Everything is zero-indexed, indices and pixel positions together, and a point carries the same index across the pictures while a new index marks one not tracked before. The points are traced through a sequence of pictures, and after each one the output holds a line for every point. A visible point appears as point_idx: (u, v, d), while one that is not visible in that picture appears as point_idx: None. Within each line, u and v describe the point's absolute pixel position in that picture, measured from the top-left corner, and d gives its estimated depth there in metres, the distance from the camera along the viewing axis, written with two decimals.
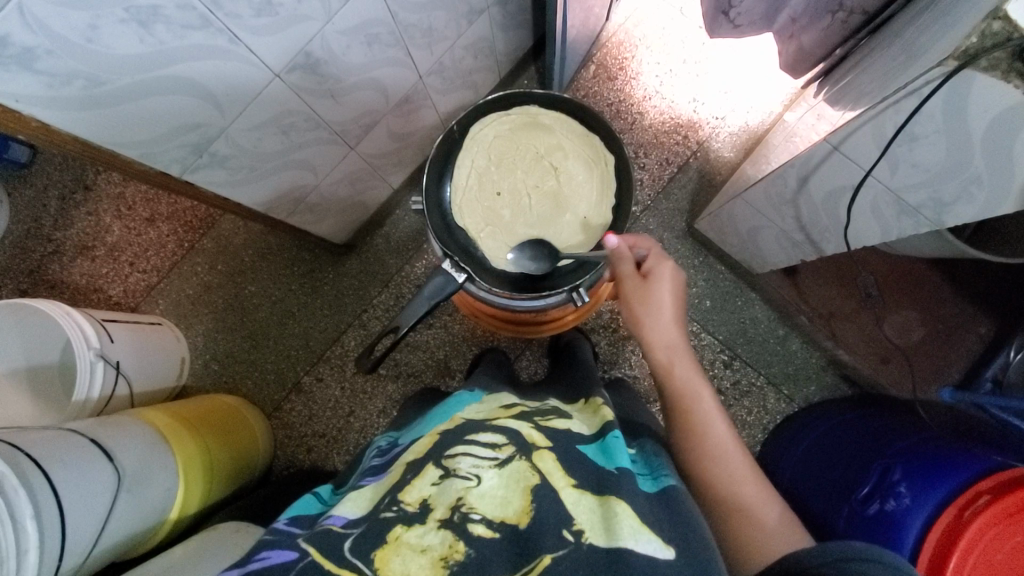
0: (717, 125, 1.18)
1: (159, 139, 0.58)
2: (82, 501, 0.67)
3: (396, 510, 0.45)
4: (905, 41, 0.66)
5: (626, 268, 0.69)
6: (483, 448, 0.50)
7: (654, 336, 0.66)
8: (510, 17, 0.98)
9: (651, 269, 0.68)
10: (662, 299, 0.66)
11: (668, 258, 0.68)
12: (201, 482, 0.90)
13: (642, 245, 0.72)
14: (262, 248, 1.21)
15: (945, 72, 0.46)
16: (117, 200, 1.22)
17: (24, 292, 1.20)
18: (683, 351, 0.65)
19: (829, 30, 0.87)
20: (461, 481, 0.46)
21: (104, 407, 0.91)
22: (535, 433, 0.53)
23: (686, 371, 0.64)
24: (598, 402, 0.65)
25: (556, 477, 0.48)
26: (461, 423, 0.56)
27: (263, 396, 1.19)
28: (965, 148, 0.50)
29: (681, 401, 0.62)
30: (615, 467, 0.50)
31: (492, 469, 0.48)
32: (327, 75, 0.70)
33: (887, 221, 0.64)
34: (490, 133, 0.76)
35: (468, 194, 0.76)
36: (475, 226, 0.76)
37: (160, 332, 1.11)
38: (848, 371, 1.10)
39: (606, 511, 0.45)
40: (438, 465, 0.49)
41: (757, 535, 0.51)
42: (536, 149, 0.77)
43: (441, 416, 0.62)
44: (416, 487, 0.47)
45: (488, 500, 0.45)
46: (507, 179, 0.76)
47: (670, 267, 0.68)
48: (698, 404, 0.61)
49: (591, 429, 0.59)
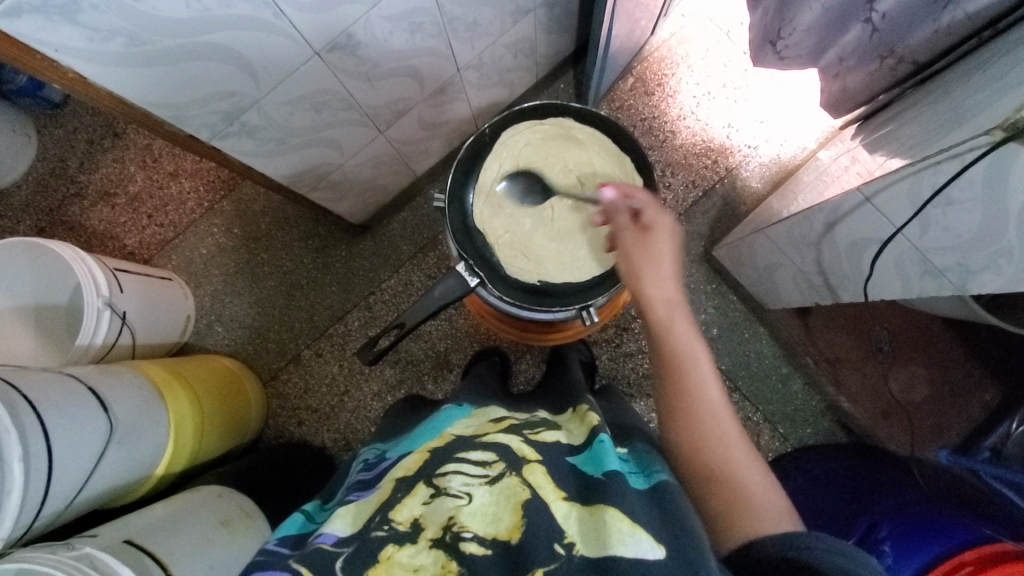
0: (749, 154, 1.16)
1: (192, 104, 0.58)
2: (73, 447, 0.68)
3: (387, 528, 0.45)
4: (953, 100, 0.65)
5: (622, 218, 0.66)
6: (473, 465, 0.50)
7: (650, 285, 0.61)
8: (556, 21, 0.98)
9: (651, 222, 0.65)
10: (665, 250, 0.63)
11: (666, 210, 0.67)
12: (191, 441, 0.91)
13: (638, 196, 0.68)
14: (280, 217, 1.22)
15: (992, 141, 0.46)
16: (144, 152, 1.23)
17: (41, 230, 1.21)
18: (682, 306, 0.62)
19: (877, 74, 0.85)
20: (453, 500, 0.46)
21: (105, 356, 0.92)
22: (525, 446, 0.53)
23: (683, 327, 0.60)
24: (585, 409, 0.65)
25: (547, 491, 0.47)
26: (451, 440, 0.56)
27: (260, 363, 1.19)
28: (1000, 219, 0.49)
29: (674, 358, 0.58)
30: (603, 472, 0.49)
31: (483, 486, 0.48)
32: (365, 59, 0.69)
33: (909, 277, 0.62)
34: (521, 141, 0.76)
35: (493, 201, 0.76)
36: (495, 231, 0.75)
37: (169, 287, 1.12)
38: (845, 419, 1.06)
39: (597, 521, 0.44)
40: (428, 483, 0.49)
41: (747, 498, 0.49)
42: (567, 162, 0.76)
43: (431, 431, 0.63)
44: (406, 505, 0.47)
45: (479, 519, 0.45)
46: (533, 190, 0.76)
47: (668, 221, 0.65)
48: (695, 357, 0.58)
49: (578, 438, 0.58)
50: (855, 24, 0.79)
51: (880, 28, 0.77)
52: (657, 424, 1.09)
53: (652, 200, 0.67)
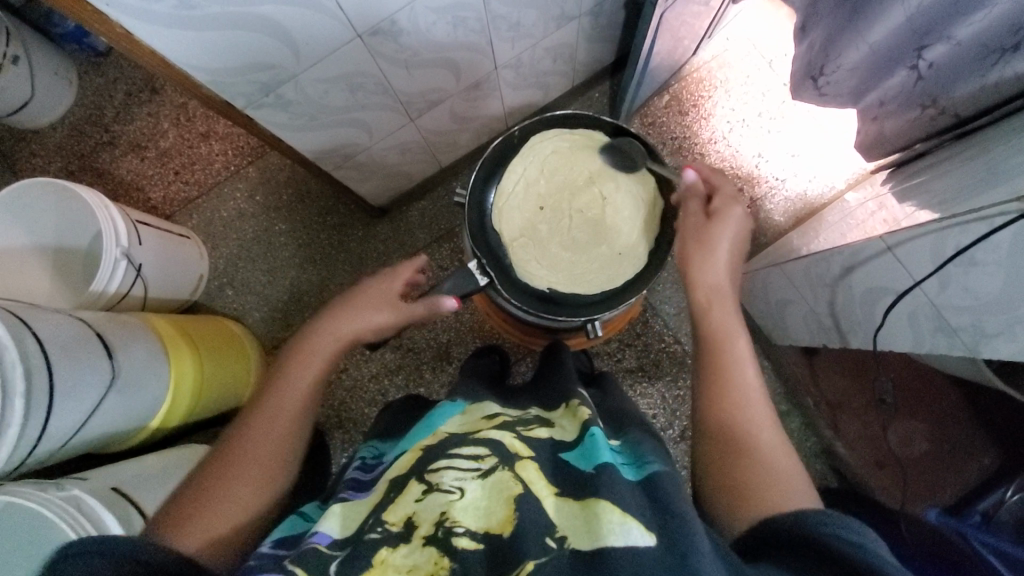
0: (775, 186, 1.15)
1: (231, 72, 0.59)
2: (75, 390, 0.69)
3: (382, 531, 0.44)
4: (990, 159, 0.64)
5: (694, 204, 0.68)
6: (465, 460, 0.49)
7: (707, 275, 0.64)
8: (599, 30, 0.97)
9: (717, 210, 0.66)
10: (724, 240, 0.64)
11: (739, 199, 0.67)
12: (189, 398, 0.92)
13: (715, 181, 0.69)
14: (302, 190, 1.23)
15: (1023, 208, 0.45)
16: (179, 110, 1.25)
17: (71, 173, 1.24)
18: (730, 297, 0.64)
19: (915, 123, 0.84)
20: (445, 495, 0.45)
21: (117, 304, 0.94)
22: (517, 441, 0.53)
23: (727, 318, 0.62)
24: (575, 403, 0.64)
25: (539, 487, 0.47)
26: (444, 437, 0.55)
27: (266, 332, 1.21)
28: (1022, 288, 0.47)
29: (717, 343, 0.61)
30: (593, 466, 0.49)
31: (475, 481, 0.47)
32: (406, 46, 0.70)
33: (922, 335, 0.60)
34: (548, 147, 0.76)
35: (512, 203, 0.76)
36: (510, 234, 0.76)
37: (186, 245, 1.14)
38: (839, 465, 1.09)
39: (589, 514, 0.43)
40: (421, 481, 0.48)
41: (759, 475, 0.51)
42: (590, 174, 0.76)
43: (425, 430, 0.62)
44: (398, 505, 0.46)
45: (470, 514, 0.44)
46: (553, 196, 0.76)
47: (738, 211, 0.66)
48: (735, 344, 0.61)
49: (571, 432, 0.57)
50: (900, 70, 0.78)
51: (925, 76, 0.76)
52: None
53: (728, 187, 0.68)
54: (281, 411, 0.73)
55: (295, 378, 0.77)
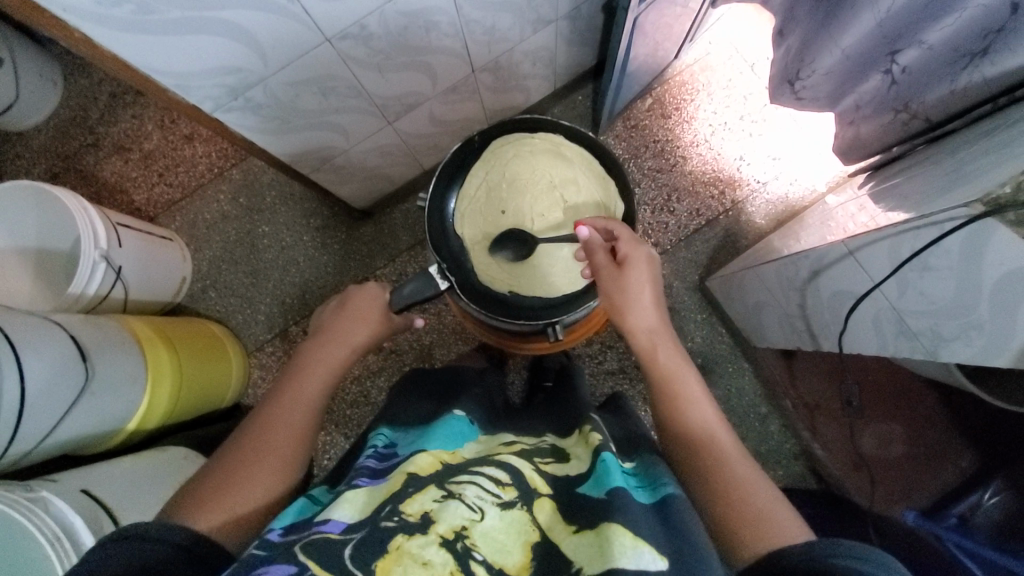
0: (757, 189, 1.16)
1: (199, 76, 0.59)
2: (47, 392, 0.69)
3: (396, 519, 0.41)
4: (957, 163, 0.64)
5: (601, 256, 0.68)
6: (488, 482, 0.47)
7: (636, 319, 0.65)
8: (578, 34, 0.98)
9: (627, 256, 0.67)
10: (639, 284, 0.66)
11: (641, 243, 0.69)
12: (167, 402, 0.92)
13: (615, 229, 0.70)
14: (286, 193, 1.23)
15: (970, 214, 0.44)
16: (163, 112, 1.25)
17: (55, 175, 1.24)
18: (666, 336, 0.65)
19: (889, 127, 0.85)
20: (467, 510, 0.43)
21: (95, 306, 0.94)
22: (537, 477, 0.52)
23: (668, 353, 0.64)
24: (587, 430, 0.62)
25: (556, 529, 0.46)
26: (461, 464, 0.53)
27: (248, 333, 1.21)
28: (974, 293, 0.47)
29: (661, 378, 0.62)
30: (604, 491, 0.48)
31: (495, 507, 0.45)
32: (378, 50, 0.70)
33: (886, 338, 0.61)
34: (509, 152, 0.77)
35: (476, 208, 0.77)
36: (471, 237, 0.77)
37: (168, 247, 1.14)
38: (819, 467, 1.07)
39: (602, 538, 0.42)
40: (441, 486, 0.46)
41: (744, 510, 0.48)
42: (552, 178, 0.76)
43: (442, 437, 0.58)
44: (416, 500, 0.43)
45: (489, 539, 0.42)
46: (515, 200, 0.77)
47: (643, 251, 0.68)
48: (680, 375, 0.62)
49: (585, 460, 0.55)
50: (874, 74, 0.79)
51: (898, 81, 0.77)
52: None
53: (627, 231, 0.70)
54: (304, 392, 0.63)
55: (317, 360, 0.66)
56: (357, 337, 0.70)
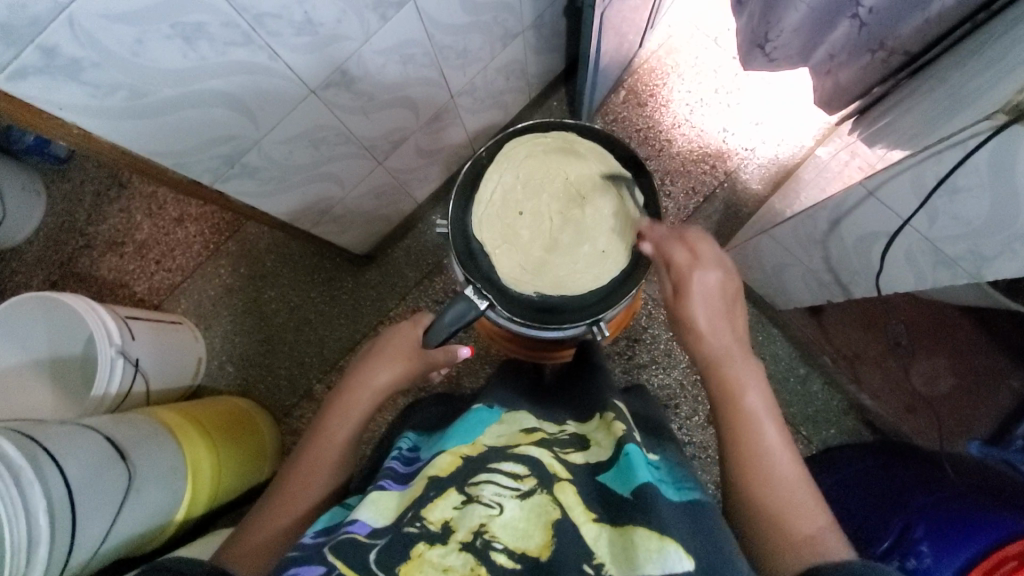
0: (747, 156, 1.16)
1: (195, 150, 0.59)
2: (93, 496, 0.67)
3: (418, 525, 0.40)
4: (949, 87, 0.65)
5: (664, 278, 0.66)
6: (506, 477, 0.45)
7: (704, 344, 0.62)
8: (545, 42, 0.99)
9: (699, 260, 0.63)
10: (697, 309, 0.62)
11: (705, 259, 0.63)
12: (209, 483, 0.90)
13: (688, 234, 0.66)
14: (285, 254, 1.23)
15: (994, 125, 0.44)
16: (149, 199, 1.25)
17: (54, 283, 1.23)
18: (737, 350, 0.61)
19: (869, 68, 0.86)
20: (484, 509, 0.41)
21: (121, 403, 0.92)
22: (557, 463, 0.50)
23: (738, 371, 0.59)
24: (610, 417, 0.59)
25: (576, 513, 0.44)
26: (484, 450, 0.51)
27: (275, 400, 1.20)
28: (1010, 207, 0.47)
29: (726, 394, 0.58)
30: (630, 491, 0.45)
31: (515, 499, 0.43)
32: (360, 93, 0.71)
33: (922, 269, 0.61)
34: (524, 152, 0.76)
35: (491, 213, 0.75)
36: (490, 241, 0.75)
37: (179, 330, 1.12)
38: (871, 418, 1.09)
39: (626, 541, 0.41)
40: (460, 489, 0.44)
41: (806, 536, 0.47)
42: (570, 175, 0.76)
43: (461, 432, 0.56)
44: (438, 506, 0.42)
45: (510, 531, 0.41)
46: (532, 200, 0.75)
47: (716, 259, 0.64)
48: (746, 397, 0.57)
49: (606, 450, 0.53)
50: (842, 20, 0.79)
51: (868, 22, 0.78)
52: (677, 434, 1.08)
53: (700, 236, 0.66)
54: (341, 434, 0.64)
55: (343, 404, 0.66)
56: (381, 379, 0.68)
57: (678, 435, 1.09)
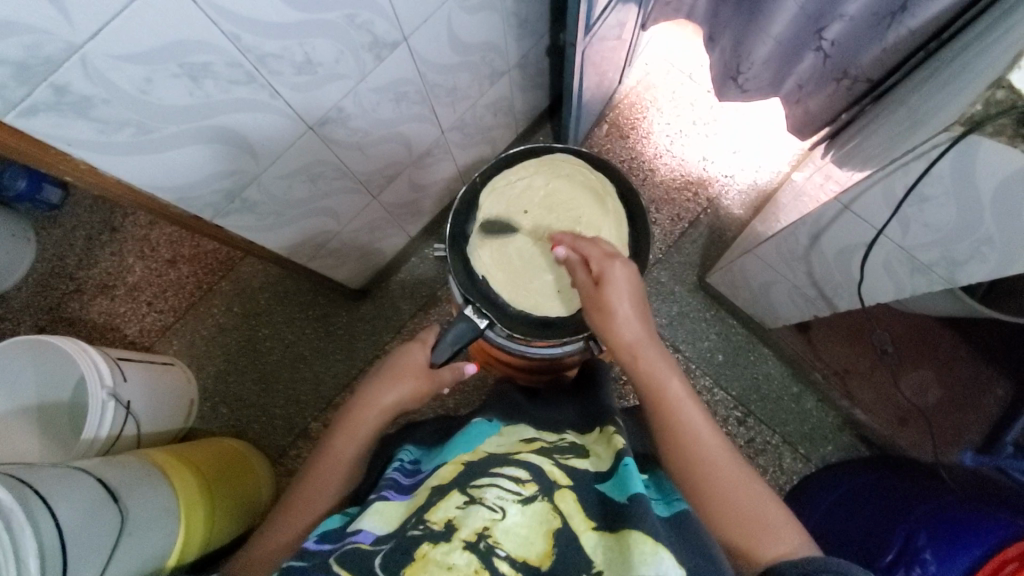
0: (727, 183, 1.21)
1: (197, 185, 0.61)
2: (84, 539, 0.65)
3: (422, 527, 0.41)
4: (908, 108, 0.69)
5: (581, 275, 0.66)
6: (508, 480, 0.45)
7: (619, 332, 0.61)
8: (529, 80, 1.04)
9: (602, 270, 0.64)
10: (615, 307, 0.61)
11: (616, 256, 0.65)
12: (204, 527, 0.88)
13: (586, 247, 0.67)
14: (279, 292, 1.24)
15: (952, 136, 0.46)
16: (142, 242, 1.26)
17: (42, 329, 1.22)
18: (650, 340, 0.61)
19: (835, 96, 0.92)
20: (488, 511, 0.42)
21: (112, 446, 0.90)
22: (557, 469, 0.50)
23: (655, 361, 0.59)
24: (611, 431, 0.59)
25: (577, 521, 0.44)
26: (485, 456, 0.51)
27: (269, 440, 1.18)
28: (976, 210, 0.50)
29: (650, 387, 0.58)
30: (626, 496, 0.45)
31: (517, 504, 0.43)
32: (355, 129, 0.74)
33: (900, 278, 0.64)
34: (558, 169, 0.78)
35: (488, 229, 0.77)
36: (485, 222, 0.77)
37: (172, 372, 1.12)
38: (865, 432, 1.07)
39: (621, 545, 0.41)
40: (463, 491, 0.44)
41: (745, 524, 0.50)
42: (573, 222, 0.77)
43: (463, 445, 0.57)
44: (441, 507, 0.43)
45: (513, 537, 0.41)
46: (540, 212, 0.77)
47: (619, 264, 0.64)
48: (669, 385, 0.58)
49: (602, 463, 0.53)
50: (807, 53, 0.86)
51: (831, 54, 0.84)
52: None
53: (600, 248, 0.66)
54: (344, 456, 0.62)
55: (347, 424, 0.64)
56: (388, 399, 0.66)
57: None
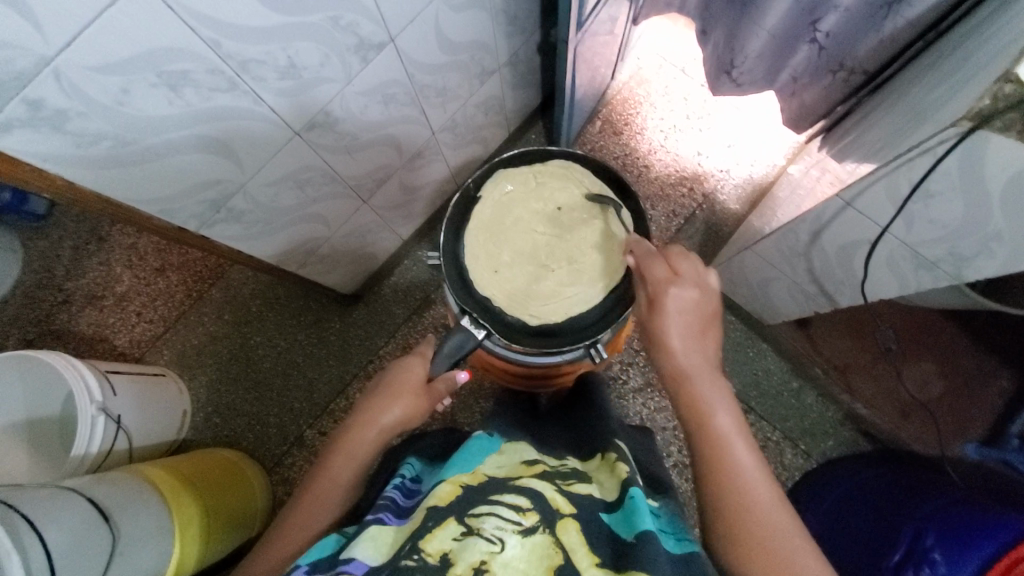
0: (722, 177, 1.20)
1: (179, 196, 0.58)
2: (74, 565, 0.63)
3: (417, 559, 0.39)
4: (907, 101, 0.68)
5: (640, 293, 0.64)
6: (507, 509, 0.44)
7: (673, 359, 0.59)
8: (521, 78, 1.02)
9: (655, 294, 0.62)
10: (670, 328, 0.60)
11: (681, 277, 0.62)
12: (199, 542, 0.86)
13: (648, 263, 0.64)
14: (270, 297, 1.22)
15: (960, 131, 0.45)
16: (129, 251, 1.24)
17: (29, 342, 1.19)
18: (708, 373, 0.58)
19: (831, 88, 0.90)
20: (486, 544, 0.40)
21: (102, 463, 0.88)
22: (559, 496, 0.48)
23: (707, 395, 0.56)
24: (614, 458, 0.58)
25: (580, 556, 0.42)
26: (483, 480, 0.49)
27: (264, 450, 1.16)
28: (984, 205, 0.49)
29: (696, 420, 0.56)
30: (634, 534, 0.44)
31: (516, 535, 0.42)
32: (344, 133, 0.72)
33: (904, 274, 0.63)
34: (607, 212, 0.75)
35: (509, 200, 0.75)
36: (522, 174, 0.76)
37: (163, 383, 1.09)
38: (868, 427, 1.08)
39: None
40: (460, 520, 0.43)
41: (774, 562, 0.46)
42: (586, 247, 0.73)
43: (460, 463, 0.54)
44: (435, 537, 0.41)
45: (511, 572, 0.39)
46: (567, 226, 0.74)
47: (676, 291, 0.61)
48: (715, 417, 0.55)
49: (611, 493, 0.52)
50: (802, 45, 0.85)
51: (826, 46, 0.83)
52: (677, 456, 1.07)
53: (665, 265, 0.63)
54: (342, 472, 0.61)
55: (347, 440, 0.63)
56: (388, 416, 0.64)
57: (680, 457, 1.08)
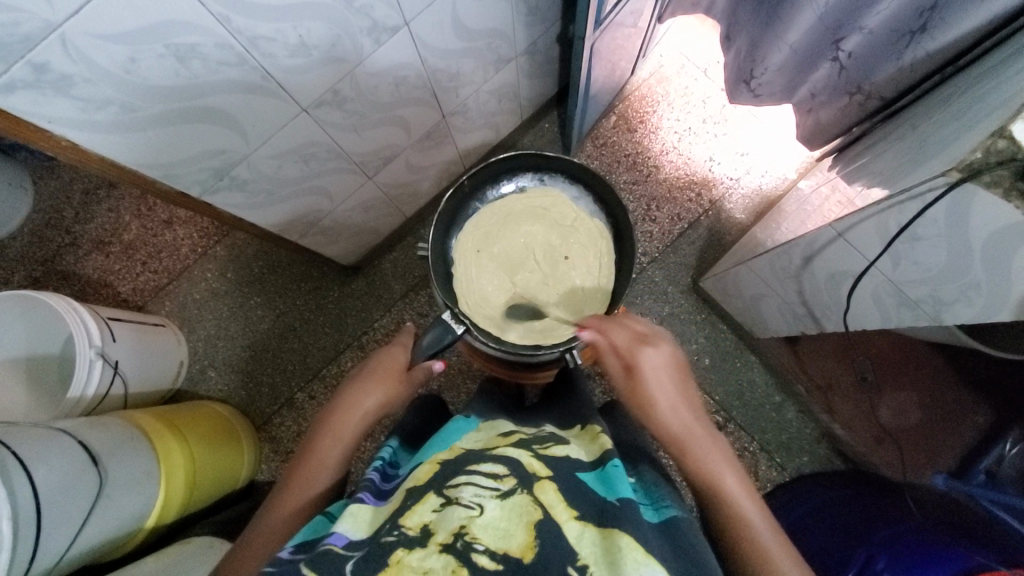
0: (731, 185, 1.19)
1: (184, 163, 0.60)
2: (61, 503, 0.66)
3: (396, 534, 0.41)
4: (917, 135, 0.68)
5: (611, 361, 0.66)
6: (485, 478, 0.46)
7: (665, 425, 0.59)
8: (538, 67, 1.01)
9: (633, 359, 0.63)
10: (653, 391, 0.61)
11: (647, 341, 0.64)
12: (183, 489, 0.90)
13: (610, 331, 0.67)
14: (273, 261, 1.24)
15: (949, 181, 0.46)
16: (139, 200, 1.25)
17: (36, 280, 1.22)
18: (699, 429, 0.59)
19: (847, 109, 0.90)
20: (465, 509, 0.42)
21: (96, 407, 0.91)
22: (536, 463, 0.50)
23: (704, 452, 0.57)
24: (596, 428, 0.61)
25: (559, 510, 0.44)
26: (461, 454, 0.52)
27: (253, 408, 1.19)
28: (965, 255, 0.49)
29: (702, 481, 0.55)
30: (616, 497, 0.47)
31: (494, 499, 0.43)
32: (352, 111, 0.72)
33: (887, 309, 0.64)
34: (597, 288, 0.76)
35: (533, 214, 0.78)
36: (558, 207, 0.78)
37: (162, 333, 1.12)
38: (843, 447, 1.09)
39: (610, 544, 0.41)
40: (440, 493, 0.45)
41: None
42: (557, 298, 0.76)
43: (439, 443, 0.57)
44: (416, 513, 0.43)
45: (490, 531, 0.40)
46: (556, 275, 0.77)
47: (648, 350, 0.63)
48: (723, 479, 0.54)
49: (590, 456, 0.56)
50: (823, 63, 0.84)
51: (847, 66, 0.82)
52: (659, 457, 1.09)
53: (626, 331, 0.66)
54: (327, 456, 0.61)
55: (331, 427, 0.63)
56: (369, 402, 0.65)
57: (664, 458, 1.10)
